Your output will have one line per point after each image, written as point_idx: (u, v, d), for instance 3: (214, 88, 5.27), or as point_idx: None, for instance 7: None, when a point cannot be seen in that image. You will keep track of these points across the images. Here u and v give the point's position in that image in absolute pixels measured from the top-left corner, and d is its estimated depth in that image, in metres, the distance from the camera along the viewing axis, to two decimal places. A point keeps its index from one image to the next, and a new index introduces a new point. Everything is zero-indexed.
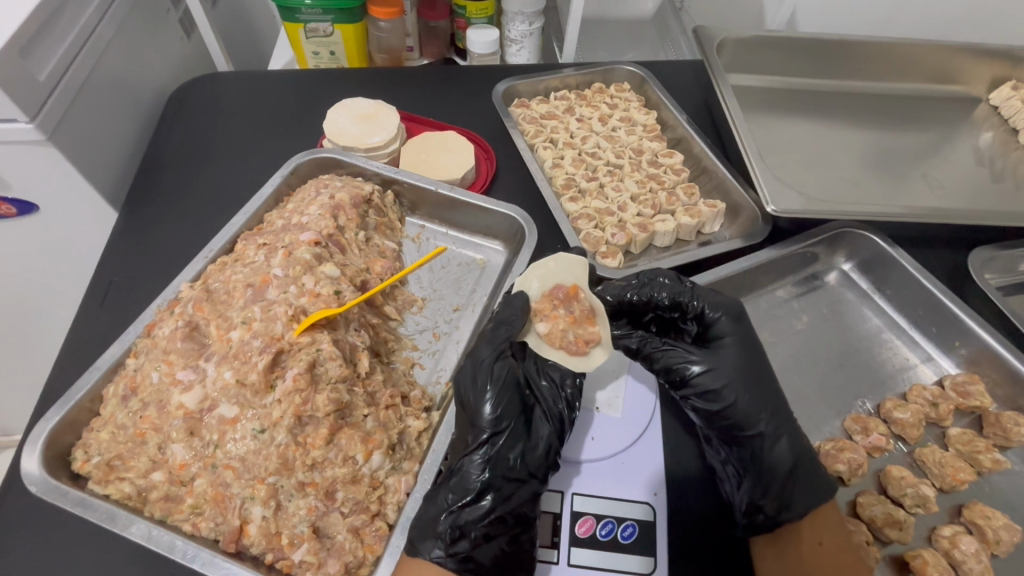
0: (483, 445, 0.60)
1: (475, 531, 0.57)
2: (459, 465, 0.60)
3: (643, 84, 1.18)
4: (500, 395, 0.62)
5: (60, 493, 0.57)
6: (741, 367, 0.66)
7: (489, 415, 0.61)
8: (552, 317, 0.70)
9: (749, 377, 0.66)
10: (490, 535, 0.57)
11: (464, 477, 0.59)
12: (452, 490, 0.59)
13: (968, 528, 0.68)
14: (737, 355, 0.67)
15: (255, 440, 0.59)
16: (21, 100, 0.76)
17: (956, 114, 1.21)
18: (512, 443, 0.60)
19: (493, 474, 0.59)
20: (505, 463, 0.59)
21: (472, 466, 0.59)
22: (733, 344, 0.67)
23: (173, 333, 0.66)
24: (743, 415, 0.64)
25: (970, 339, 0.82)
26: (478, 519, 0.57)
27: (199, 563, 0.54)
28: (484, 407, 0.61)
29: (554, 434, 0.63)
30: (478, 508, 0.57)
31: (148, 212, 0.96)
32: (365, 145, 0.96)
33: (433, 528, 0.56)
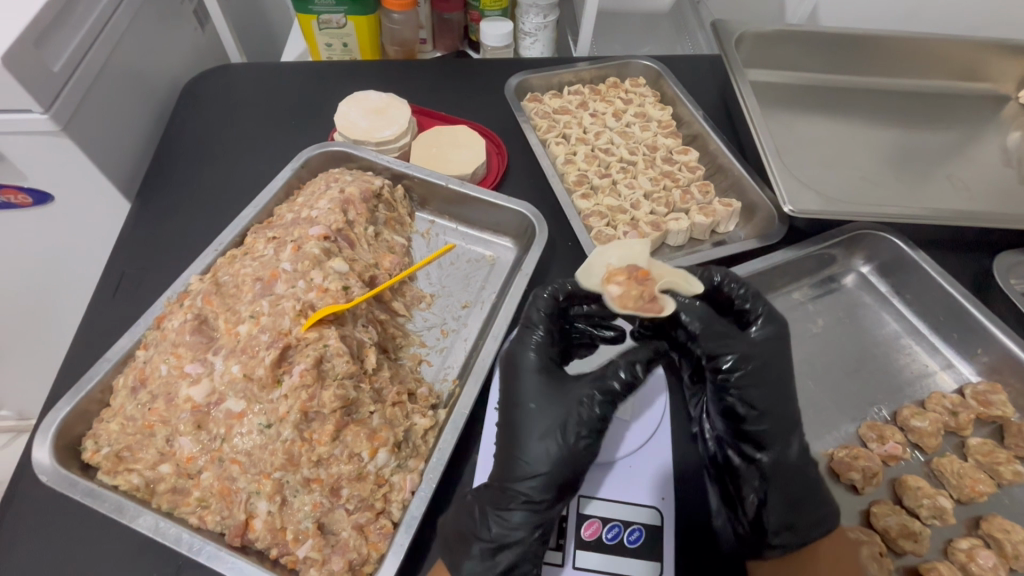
0: (544, 468, 0.58)
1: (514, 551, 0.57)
2: (507, 488, 0.58)
3: (658, 79, 1.16)
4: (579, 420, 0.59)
5: (70, 483, 0.58)
6: (784, 369, 0.60)
7: (556, 440, 0.58)
8: (625, 281, 0.63)
9: (787, 381, 0.60)
10: (529, 556, 0.57)
11: (513, 499, 0.57)
12: (498, 513, 0.57)
13: (986, 541, 0.66)
14: (783, 356, 0.61)
15: (262, 434, 0.59)
16: (35, 90, 0.76)
17: (983, 112, 1.17)
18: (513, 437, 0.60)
19: (548, 499, 0.57)
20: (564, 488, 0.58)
21: (524, 490, 0.57)
22: (782, 344, 0.61)
23: (182, 326, 0.66)
24: (777, 423, 0.59)
25: (993, 346, 0.79)
26: (523, 539, 0.57)
27: (205, 556, 0.54)
28: (556, 434, 0.58)
29: (555, 428, 0.59)
30: (525, 529, 0.57)
31: (160, 204, 0.96)
32: (375, 139, 0.95)
33: (454, 545, 0.58)
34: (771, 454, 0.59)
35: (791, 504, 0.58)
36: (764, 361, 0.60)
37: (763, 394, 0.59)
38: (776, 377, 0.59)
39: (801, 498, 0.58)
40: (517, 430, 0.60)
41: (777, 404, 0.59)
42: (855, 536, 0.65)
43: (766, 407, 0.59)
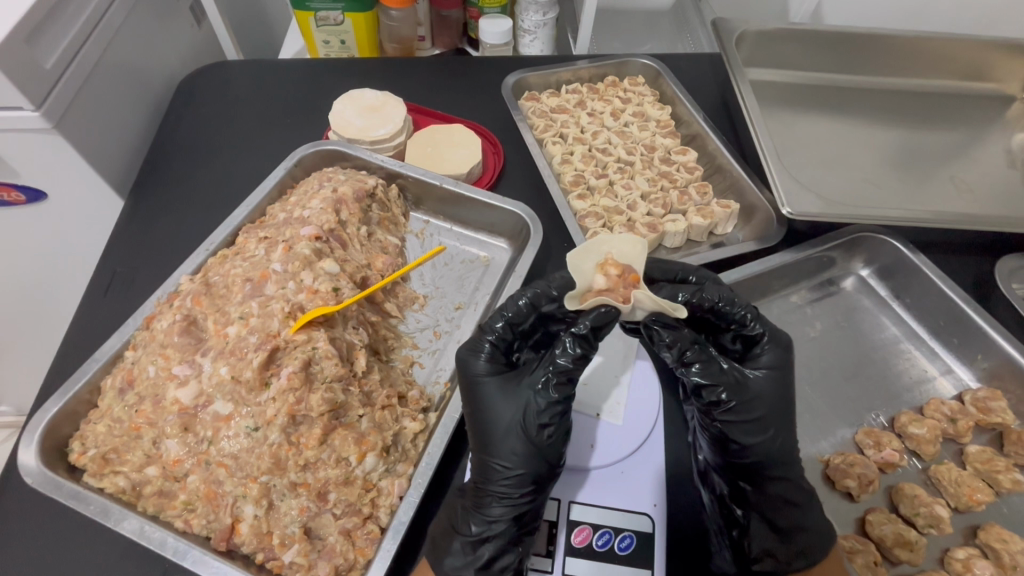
0: (515, 462, 0.57)
1: (496, 549, 0.56)
2: (485, 488, 0.58)
3: (657, 78, 1.15)
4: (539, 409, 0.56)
5: (55, 485, 0.57)
6: (782, 403, 0.58)
7: (523, 434, 0.57)
8: (615, 277, 0.58)
9: (784, 415, 0.58)
10: (514, 550, 0.57)
11: (491, 497, 0.57)
12: (478, 512, 0.57)
13: (983, 551, 0.65)
14: (781, 389, 0.59)
15: (249, 438, 0.59)
16: (26, 88, 0.75)
17: (987, 112, 1.15)
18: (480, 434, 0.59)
19: (524, 493, 0.57)
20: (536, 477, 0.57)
21: (499, 486, 0.57)
22: (782, 378, 0.59)
23: (171, 327, 0.66)
24: (766, 454, 0.58)
25: (993, 351, 0.78)
26: (504, 535, 0.56)
27: (190, 561, 0.54)
28: (520, 427, 0.57)
29: (516, 419, 0.57)
30: (505, 525, 0.56)
31: (153, 202, 0.96)
32: (370, 138, 0.94)
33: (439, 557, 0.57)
34: (764, 482, 0.59)
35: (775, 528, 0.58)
36: (758, 393, 0.58)
37: (755, 426, 0.57)
38: (772, 411, 0.58)
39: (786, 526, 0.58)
40: (485, 430, 0.59)
41: (769, 437, 0.58)
42: (849, 545, 0.64)
43: (756, 440, 0.58)
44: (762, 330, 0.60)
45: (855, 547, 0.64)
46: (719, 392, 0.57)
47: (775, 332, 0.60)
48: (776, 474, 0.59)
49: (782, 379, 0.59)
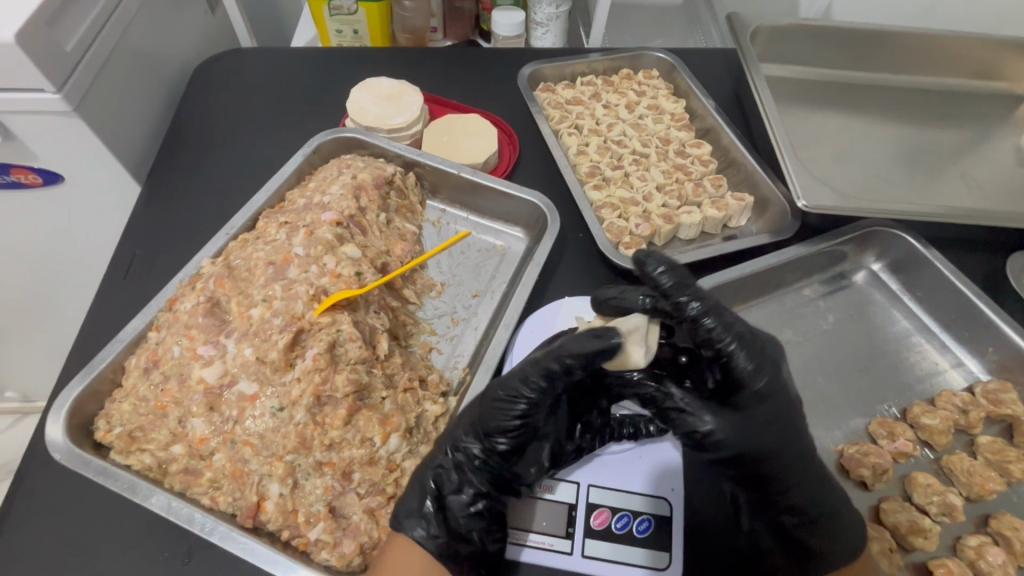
0: (474, 439, 0.62)
1: (453, 528, 0.58)
2: (436, 464, 0.61)
3: (671, 72, 1.15)
4: (519, 388, 0.59)
5: (83, 462, 0.58)
6: (769, 424, 0.59)
7: (494, 411, 0.60)
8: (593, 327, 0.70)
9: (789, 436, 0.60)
10: (471, 531, 0.58)
11: (443, 473, 0.60)
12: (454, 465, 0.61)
13: (994, 538, 0.66)
14: (779, 386, 0.60)
15: (274, 418, 0.60)
16: (46, 70, 0.75)
17: (997, 110, 1.16)
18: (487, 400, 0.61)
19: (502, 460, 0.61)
20: (499, 457, 0.61)
21: (453, 461, 0.61)
22: (772, 372, 0.59)
23: (195, 308, 0.66)
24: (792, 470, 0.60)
25: (1004, 344, 0.79)
26: (459, 513, 0.59)
27: (218, 536, 0.54)
28: (489, 402, 0.60)
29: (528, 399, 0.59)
30: (460, 501, 0.60)
31: (171, 187, 0.96)
32: (387, 126, 0.94)
33: (416, 509, 0.57)
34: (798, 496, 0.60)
35: (810, 513, 0.60)
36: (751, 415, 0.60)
37: (767, 443, 0.59)
38: (780, 419, 0.59)
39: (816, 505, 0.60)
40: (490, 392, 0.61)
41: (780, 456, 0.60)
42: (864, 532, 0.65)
43: (771, 460, 0.60)
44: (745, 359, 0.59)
45: (869, 536, 0.65)
46: (706, 432, 0.59)
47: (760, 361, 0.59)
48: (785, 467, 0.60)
49: (775, 374, 0.60)
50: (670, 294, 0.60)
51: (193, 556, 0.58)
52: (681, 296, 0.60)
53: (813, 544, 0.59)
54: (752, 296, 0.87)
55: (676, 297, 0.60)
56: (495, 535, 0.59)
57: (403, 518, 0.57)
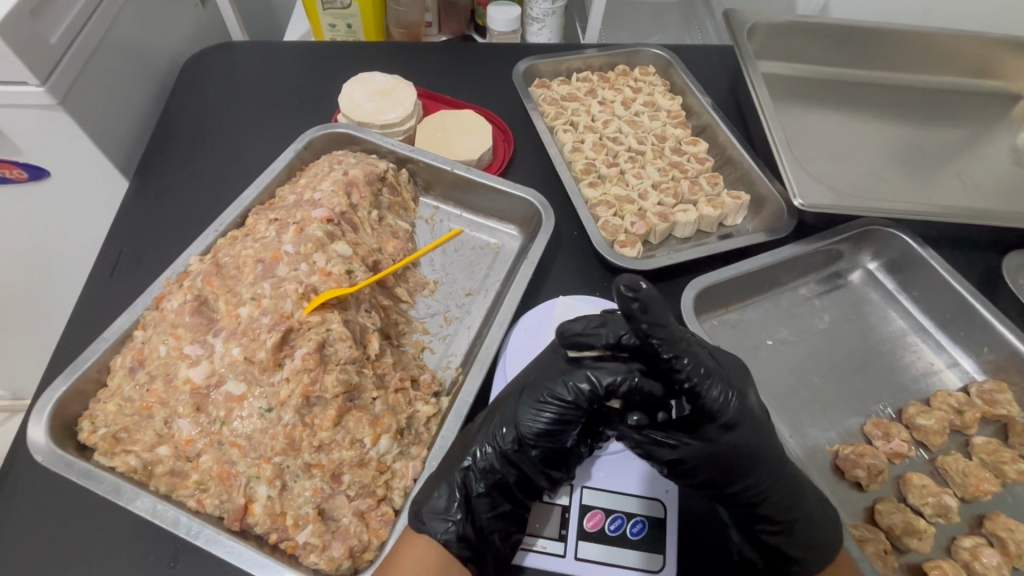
0: (510, 437, 0.61)
1: (478, 530, 0.58)
2: (466, 462, 0.60)
3: (668, 68, 1.14)
4: (563, 390, 0.60)
5: (66, 464, 0.57)
6: (744, 450, 0.56)
7: (531, 411, 0.60)
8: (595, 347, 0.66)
9: (763, 454, 0.57)
10: (493, 531, 0.59)
11: (472, 473, 0.60)
12: (485, 465, 0.60)
13: (989, 540, 0.66)
14: (748, 415, 0.57)
15: (262, 418, 0.59)
16: (29, 62, 0.73)
17: (992, 109, 1.16)
18: (525, 402, 0.61)
19: (535, 465, 0.60)
20: (531, 460, 0.60)
21: (485, 460, 0.60)
22: (740, 398, 0.56)
23: (182, 307, 0.65)
24: (764, 487, 0.57)
25: (1000, 344, 0.79)
26: (483, 515, 0.59)
27: (203, 540, 0.53)
28: (529, 401, 0.61)
29: (561, 407, 0.59)
30: (485, 502, 0.60)
31: (159, 183, 0.94)
32: (380, 122, 0.93)
33: (437, 510, 0.57)
34: (775, 509, 0.58)
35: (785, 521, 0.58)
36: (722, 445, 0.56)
37: (736, 468, 0.57)
38: (750, 450, 0.56)
39: (792, 512, 0.58)
40: (527, 390, 0.61)
41: (751, 478, 0.57)
42: (859, 533, 0.65)
43: (740, 486, 0.57)
44: (711, 386, 0.55)
45: (866, 538, 0.64)
46: (674, 461, 0.57)
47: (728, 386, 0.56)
48: (750, 486, 0.57)
49: (744, 400, 0.57)
50: (644, 335, 0.54)
51: (179, 559, 0.57)
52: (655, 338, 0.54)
53: (789, 552, 0.58)
54: (748, 296, 0.86)
55: (652, 337, 0.54)
56: (515, 539, 0.59)
57: (428, 518, 0.57)
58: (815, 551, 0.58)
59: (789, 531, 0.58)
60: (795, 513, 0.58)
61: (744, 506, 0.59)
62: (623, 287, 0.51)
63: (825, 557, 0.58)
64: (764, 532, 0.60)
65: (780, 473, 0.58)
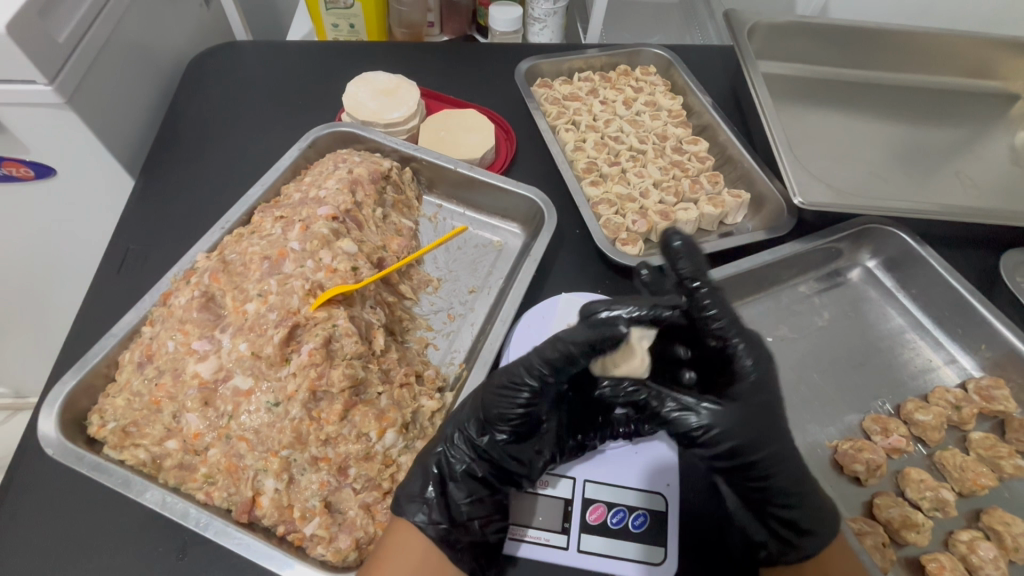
0: (481, 425, 0.60)
1: (455, 517, 0.58)
2: (439, 449, 0.60)
3: (669, 68, 1.15)
4: (524, 374, 0.58)
5: (76, 457, 0.58)
6: (772, 413, 0.58)
7: (500, 399, 0.59)
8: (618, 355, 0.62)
9: (785, 419, 0.59)
10: (473, 519, 0.58)
11: (445, 461, 0.60)
12: (460, 453, 0.60)
13: (986, 533, 0.67)
14: (772, 383, 0.61)
15: (270, 413, 0.59)
16: (38, 61, 0.74)
17: (990, 109, 1.17)
18: (493, 391, 0.59)
19: (510, 450, 0.60)
20: (500, 444, 0.60)
21: (457, 447, 0.60)
22: (765, 364, 0.61)
23: (189, 303, 0.66)
24: (785, 459, 0.57)
25: (997, 341, 0.80)
26: (461, 502, 0.58)
27: (212, 531, 0.54)
28: (497, 389, 0.59)
29: (532, 391, 0.58)
30: (461, 489, 0.59)
31: (164, 181, 0.95)
32: (384, 121, 0.94)
33: (419, 496, 0.57)
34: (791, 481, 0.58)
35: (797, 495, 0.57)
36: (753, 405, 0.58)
37: (760, 437, 0.56)
38: (775, 414, 0.58)
39: (803, 485, 0.58)
40: (496, 377, 0.60)
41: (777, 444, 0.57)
42: (858, 527, 0.66)
43: (760, 457, 0.56)
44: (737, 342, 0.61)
45: (865, 532, 0.65)
46: (705, 424, 0.56)
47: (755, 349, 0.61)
48: (765, 458, 0.56)
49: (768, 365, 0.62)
50: (683, 279, 0.63)
51: (187, 551, 0.58)
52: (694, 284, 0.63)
53: (802, 526, 0.57)
54: (748, 293, 0.87)
55: (693, 284, 0.63)
56: (495, 525, 0.59)
57: (404, 503, 0.57)
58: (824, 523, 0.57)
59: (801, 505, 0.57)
60: (797, 489, 0.58)
61: (755, 482, 0.58)
62: (671, 236, 0.66)
63: (833, 527, 0.57)
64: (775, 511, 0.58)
65: (790, 442, 0.58)
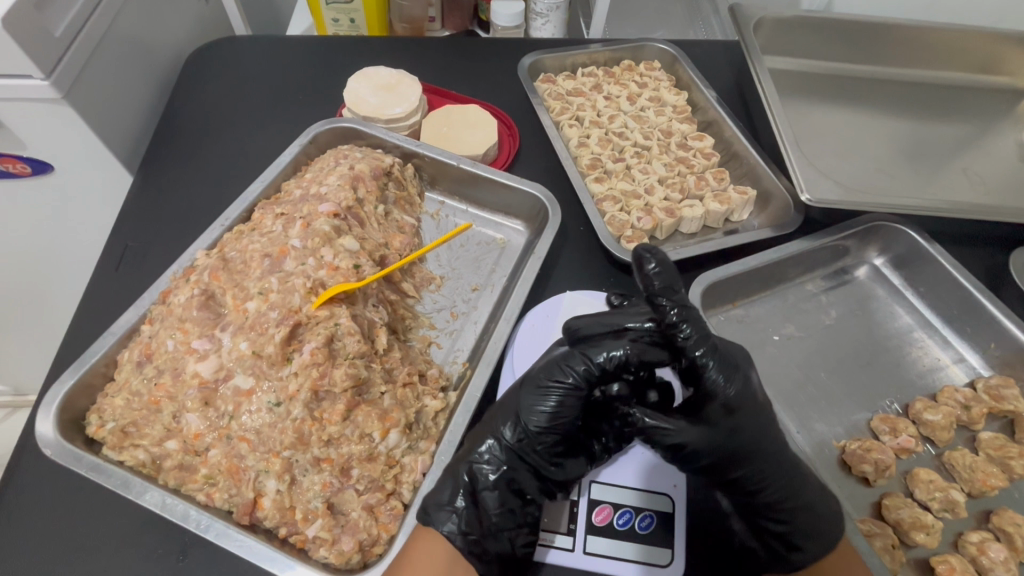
0: (514, 431, 0.59)
1: (484, 527, 0.56)
2: (471, 456, 0.59)
3: (673, 63, 1.13)
4: (564, 372, 0.58)
5: (75, 458, 0.57)
6: (750, 430, 0.57)
7: (536, 401, 0.58)
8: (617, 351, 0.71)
9: (768, 437, 0.57)
10: (502, 530, 0.56)
11: (477, 467, 0.58)
12: (491, 460, 0.59)
13: (996, 534, 0.66)
14: (749, 399, 0.57)
15: (271, 413, 0.58)
16: (34, 55, 0.73)
17: (997, 105, 1.15)
18: (529, 395, 0.59)
19: (545, 457, 0.59)
20: (538, 450, 0.59)
21: (490, 453, 0.59)
22: (742, 382, 0.57)
23: (189, 301, 0.65)
24: (766, 473, 0.57)
25: (1007, 339, 0.79)
26: (492, 511, 0.56)
27: (213, 534, 0.53)
28: (532, 391, 0.59)
29: (564, 394, 0.58)
30: (494, 497, 0.57)
31: (163, 178, 0.94)
32: (386, 116, 0.93)
33: (445, 503, 0.56)
34: (776, 494, 0.58)
35: (786, 506, 0.58)
36: (731, 425, 0.57)
37: (736, 452, 0.56)
38: (752, 432, 0.57)
39: (792, 498, 0.58)
40: (529, 380, 0.60)
41: (755, 459, 0.57)
42: (866, 528, 0.65)
43: (739, 472, 0.57)
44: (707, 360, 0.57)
45: (874, 535, 0.64)
46: (679, 445, 0.56)
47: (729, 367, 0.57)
48: (748, 471, 0.57)
49: (746, 383, 0.58)
50: (653, 294, 0.60)
51: (188, 553, 0.57)
52: (663, 299, 0.60)
53: (791, 541, 0.57)
54: (754, 291, 0.86)
55: (660, 299, 0.60)
56: (524, 538, 0.57)
57: (433, 511, 0.56)
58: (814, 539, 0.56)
59: (791, 518, 0.57)
60: (789, 502, 0.58)
61: (744, 493, 0.59)
62: (642, 252, 0.62)
63: (827, 544, 0.56)
64: (769, 521, 0.59)
65: (778, 457, 0.58)
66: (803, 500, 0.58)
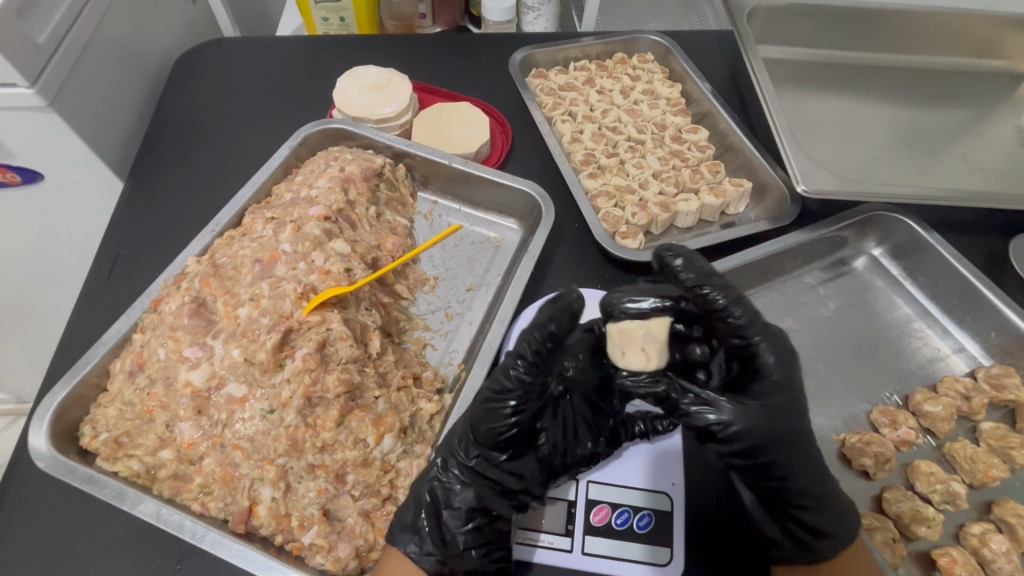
0: (472, 449, 0.58)
1: (450, 546, 0.56)
2: (432, 476, 0.58)
3: (666, 55, 1.12)
4: (508, 383, 0.55)
5: (68, 469, 0.56)
6: (795, 417, 0.54)
7: (486, 417, 0.56)
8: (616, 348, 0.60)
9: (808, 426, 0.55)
10: (469, 548, 0.56)
11: (439, 487, 0.58)
12: (451, 481, 0.58)
13: (997, 526, 0.66)
14: (792, 383, 0.56)
15: (264, 420, 0.58)
16: (18, 63, 0.72)
17: (995, 89, 1.14)
18: (477, 412, 0.57)
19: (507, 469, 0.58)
20: (496, 464, 0.58)
21: (451, 472, 0.58)
22: (792, 367, 0.56)
23: (180, 309, 0.64)
24: (804, 464, 0.54)
25: (1008, 329, 0.78)
26: (457, 530, 0.57)
27: (208, 543, 0.53)
28: (479, 406, 0.57)
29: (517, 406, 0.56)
30: (458, 518, 0.57)
31: (153, 184, 0.93)
32: (376, 117, 0.92)
33: (412, 522, 0.56)
34: (807, 486, 0.54)
35: (817, 497, 0.54)
36: (776, 412, 0.53)
37: (779, 436, 0.53)
38: (797, 417, 0.54)
39: (819, 486, 0.54)
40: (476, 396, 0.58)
41: (798, 448, 0.54)
42: (868, 522, 0.64)
43: (781, 457, 0.53)
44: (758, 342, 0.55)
45: (875, 530, 0.64)
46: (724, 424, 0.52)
47: (783, 358, 0.55)
48: (786, 459, 0.53)
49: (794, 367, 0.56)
50: (692, 283, 0.57)
51: (185, 561, 0.57)
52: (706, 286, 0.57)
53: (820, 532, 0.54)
54: (752, 285, 0.85)
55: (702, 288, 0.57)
56: (496, 554, 0.56)
57: (399, 532, 0.56)
58: (839, 529, 0.54)
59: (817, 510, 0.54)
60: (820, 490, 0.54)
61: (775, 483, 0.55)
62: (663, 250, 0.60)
63: (845, 538, 0.54)
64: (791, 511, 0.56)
65: (811, 445, 0.55)
66: (830, 489, 0.55)
